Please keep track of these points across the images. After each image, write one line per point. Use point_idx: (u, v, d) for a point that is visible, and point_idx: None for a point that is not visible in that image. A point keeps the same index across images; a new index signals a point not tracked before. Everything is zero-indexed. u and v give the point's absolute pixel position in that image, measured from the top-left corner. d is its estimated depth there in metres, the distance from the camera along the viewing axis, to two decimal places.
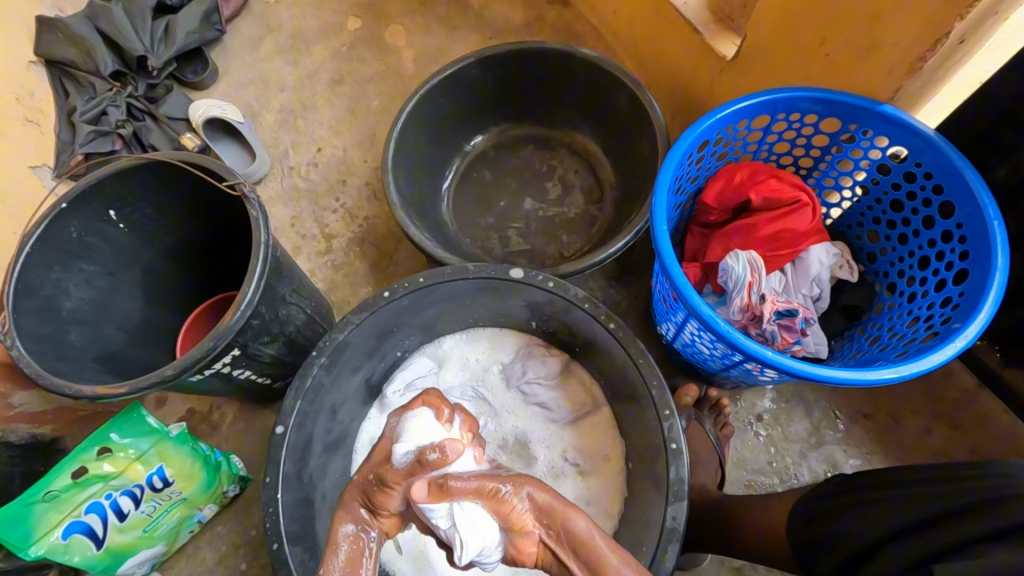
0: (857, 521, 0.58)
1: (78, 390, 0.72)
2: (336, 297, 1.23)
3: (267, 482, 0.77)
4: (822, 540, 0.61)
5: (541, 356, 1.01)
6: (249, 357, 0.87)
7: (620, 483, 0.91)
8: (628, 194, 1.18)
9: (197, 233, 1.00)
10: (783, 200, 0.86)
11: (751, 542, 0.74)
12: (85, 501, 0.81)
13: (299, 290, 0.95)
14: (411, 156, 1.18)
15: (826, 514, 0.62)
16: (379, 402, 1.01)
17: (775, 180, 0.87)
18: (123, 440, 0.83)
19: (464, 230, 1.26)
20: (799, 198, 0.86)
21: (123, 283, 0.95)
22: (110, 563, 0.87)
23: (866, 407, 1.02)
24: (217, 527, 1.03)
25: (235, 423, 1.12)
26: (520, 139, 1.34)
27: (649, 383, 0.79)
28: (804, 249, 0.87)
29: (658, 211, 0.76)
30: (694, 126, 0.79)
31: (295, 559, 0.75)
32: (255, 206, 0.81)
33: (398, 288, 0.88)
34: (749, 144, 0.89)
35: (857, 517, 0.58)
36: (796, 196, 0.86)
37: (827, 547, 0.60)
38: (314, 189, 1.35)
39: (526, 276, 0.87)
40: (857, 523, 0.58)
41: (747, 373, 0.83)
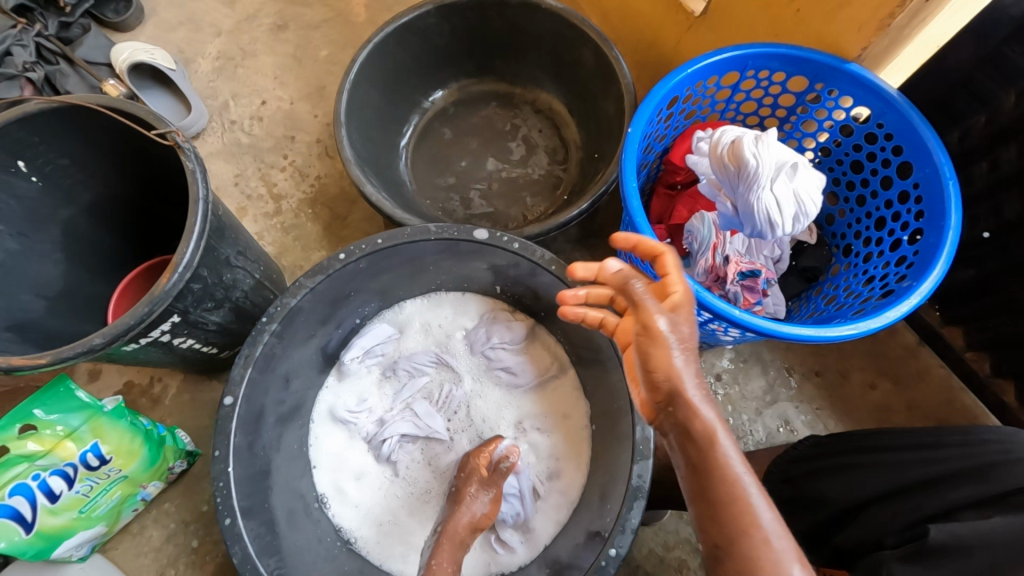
0: (842, 484, 0.63)
1: None
2: (286, 262, 1.16)
3: (216, 455, 0.72)
4: (806, 498, 0.66)
5: (506, 320, 0.98)
6: (191, 325, 0.80)
7: (585, 445, 0.91)
8: (593, 155, 1.15)
9: (124, 189, 0.91)
10: None
11: None
12: (8, 483, 0.74)
13: (245, 252, 0.88)
14: (365, 111, 1.10)
15: (808, 475, 0.67)
16: (337, 370, 0.97)
17: None
18: (50, 416, 0.76)
19: (424, 191, 1.20)
20: None
21: (38, 245, 0.85)
22: (42, 547, 0.80)
23: (816, 364, 1.06)
24: (163, 504, 0.98)
25: (180, 396, 1.05)
26: (481, 96, 1.28)
27: (616, 345, 0.78)
28: None
29: (628, 167, 0.73)
30: (665, 80, 0.76)
31: (250, 533, 0.71)
32: (191, 158, 0.73)
33: (354, 250, 0.82)
34: (717, 103, 0.88)
35: (842, 482, 0.63)
36: None
37: (807, 506, 0.65)
38: (258, 144, 1.25)
39: (491, 237, 0.83)
40: (842, 484, 0.63)
41: (712, 332, 0.84)
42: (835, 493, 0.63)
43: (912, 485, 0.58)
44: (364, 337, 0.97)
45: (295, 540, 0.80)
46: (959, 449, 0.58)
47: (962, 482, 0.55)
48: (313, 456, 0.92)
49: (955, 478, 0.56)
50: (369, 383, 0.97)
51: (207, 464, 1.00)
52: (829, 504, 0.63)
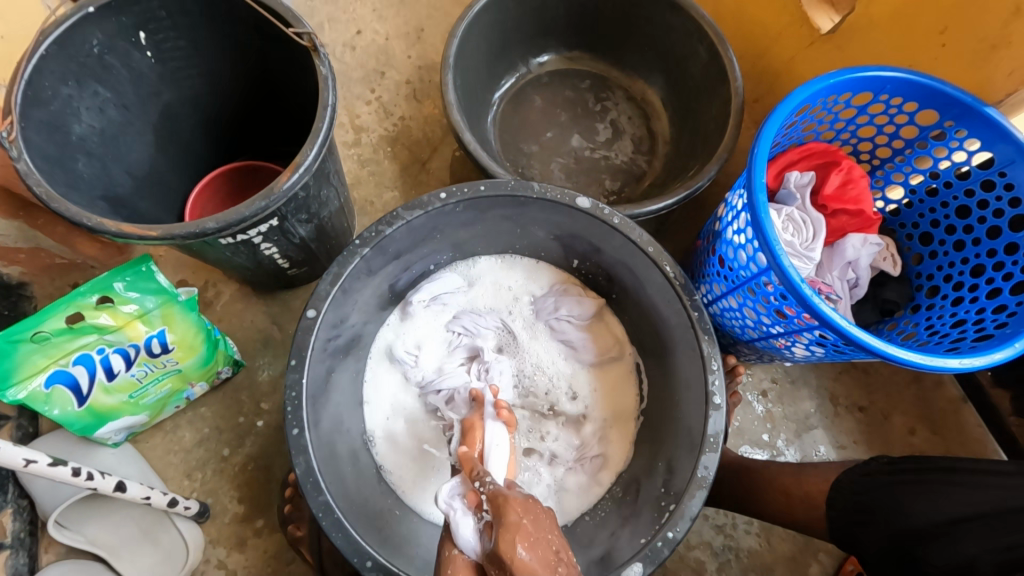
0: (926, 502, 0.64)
1: (98, 223, 0.62)
2: (357, 194, 1.14)
3: (291, 365, 0.72)
4: (878, 510, 0.66)
5: (577, 294, 0.98)
6: (282, 232, 0.79)
7: (633, 424, 0.93)
8: (682, 151, 1.15)
9: (226, 82, 0.89)
10: (854, 200, 0.86)
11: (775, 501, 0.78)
12: (75, 351, 0.73)
13: (339, 173, 0.87)
14: (469, 60, 1.09)
15: (891, 487, 0.67)
16: (400, 310, 0.96)
17: (863, 182, 0.87)
18: (128, 293, 0.74)
19: (506, 153, 1.18)
20: (866, 203, 0.87)
21: (137, 122, 0.83)
22: (89, 423, 0.80)
23: (861, 399, 1.07)
24: (201, 408, 0.97)
25: (232, 304, 1.04)
26: (577, 71, 1.27)
27: (701, 336, 0.77)
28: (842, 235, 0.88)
29: (758, 161, 0.72)
30: (807, 85, 0.75)
31: (313, 447, 0.71)
32: (323, 62, 0.71)
33: (455, 192, 0.81)
34: (837, 121, 0.87)
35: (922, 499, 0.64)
36: (866, 201, 0.87)
37: (883, 518, 0.66)
38: (347, 73, 1.22)
39: (593, 207, 0.83)
40: (923, 501, 0.64)
41: (784, 345, 0.85)
42: (915, 508, 0.64)
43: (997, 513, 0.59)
44: (433, 284, 0.96)
45: (346, 464, 0.80)
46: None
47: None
48: (364, 390, 0.91)
49: None
50: (430, 331, 0.97)
51: (250, 377, 1.00)
52: (908, 519, 0.64)
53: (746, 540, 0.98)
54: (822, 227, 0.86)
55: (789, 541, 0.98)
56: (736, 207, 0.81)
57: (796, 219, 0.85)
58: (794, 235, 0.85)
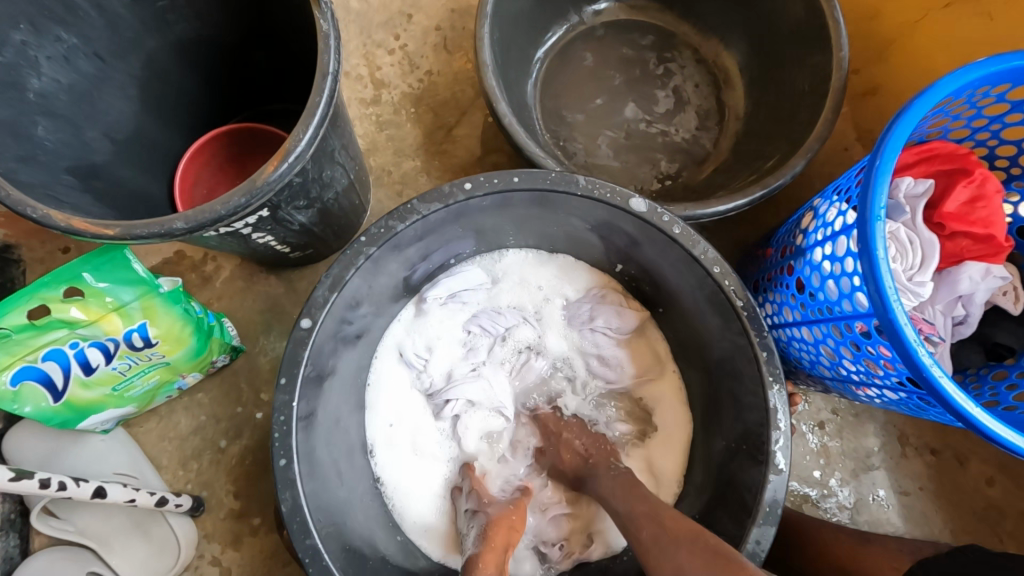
0: None
1: (46, 217, 0.51)
2: (374, 162, 1.00)
3: (281, 383, 0.62)
4: None
5: (616, 303, 0.84)
6: (276, 222, 0.67)
7: (670, 454, 0.81)
8: (756, 132, 0.96)
9: (218, 26, 0.75)
10: (982, 220, 0.69)
11: None
12: (44, 347, 0.64)
13: (347, 148, 0.73)
14: (511, 7, 0.90)
15: None
16: (414, 306, 0.84)
17: (998, 198, 0.69)
18: (99, 284, 0.64)
19: (546, 122, 1.01)
20: (999, 225, 0.69)
21: (113, 74, 0.70)
22: (69, 417, 0.73)
23: (934, 441, 0.93)
24: (197, 394, 0.90)
25: (232, 282, 0.94)
26: (638, 24, 1.06)
27: (769, 384, 0.64)
28: (959, 261, 0.70)
29: (878, 177, 0.55)
30: (956, 73, 0.56)
31: (305, 480, 0.62)
32: (326, 15, 0.56)
33: (481, 183, 0.68)
34: (977, 116, 0.68)
35: None
36: (998, 223, 0.69)
37: None
38: (368, 13, 1.05)
39: (648, 211, 0.68)
40: None
41: (864, 393, 0.71)
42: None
43: None
44: (452, 279, 0.84)
45: (344, 486, 0.71)
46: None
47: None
48: (369, 395, 0.82)
49: None
50: (445, 331, 0.85)
51: (249, 364, 0.91)
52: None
53: None
54: (935, 251, 0.68)
55: None
56: (832, 224, 0.65)
57: (902, 240, 0.68)
58: (898, 261, 0.68)
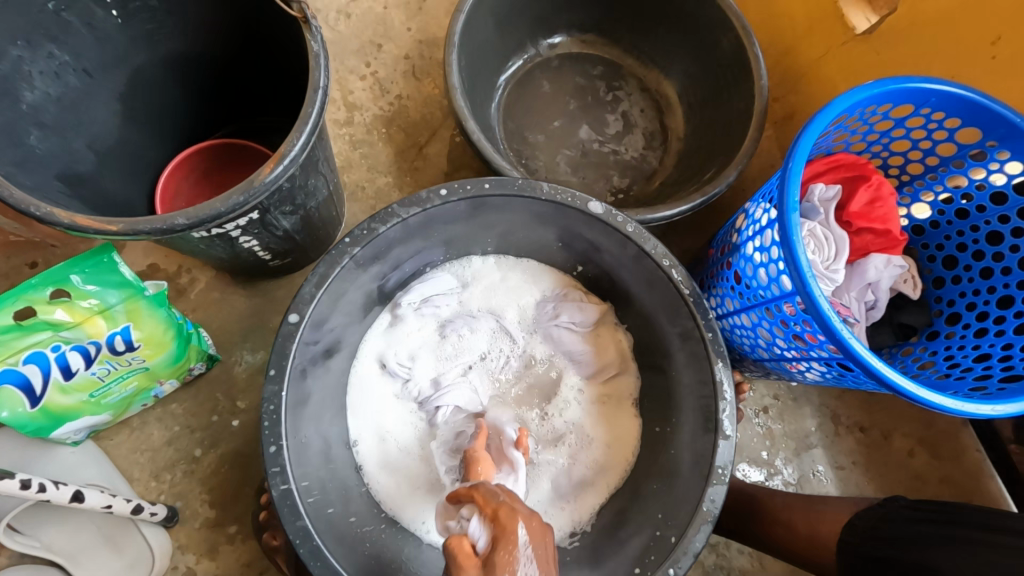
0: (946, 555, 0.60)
1: (50, 214, 0.54)
2: (348, 179, 1.06)
3: (270, 374, 0.66)
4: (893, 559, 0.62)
5: (578, 300, 0.93)
6: (264, 226, 0.71)
7: (633, 436, 0.88)
8: (696, 150, 1.08)
9: (201, 49, 0.80)
10: (879, 219, 0.81)
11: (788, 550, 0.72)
12: (26, 349, 0.65)
13: (328, 160, 0.79)
14: (476, 39, 1.00)
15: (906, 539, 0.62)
16: (389, 312, 0.90)
17: (891, 201, 0.82)
18: (87, 286, 0.66)
19: (510, 141, 1.11)
20: (892, 222, 0.82)
21: (100, 90, 0.74)
22: (44, 424, 0.72)
23: (862, 420, 1.04)
24: (171, 404, 0.90)
25: (208, 293, 0.96)
26: (589, 57, 1.18)
27: (714, 360, 0.73)
28: (864, 254, 0.83)
29: (790, 178, 0.66)
30: (847, 94, 0.69)
31: (292, 466, 0.66)
32: (315, 38, 0.63)
33: (456, 189, 0.75)
34: (871, 132, 0.81)
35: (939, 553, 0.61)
36: (892, 220, 0.82)
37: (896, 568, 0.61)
38: (341, 43, 1.12)
39: (605, 213, 0.77)
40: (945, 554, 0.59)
41: (796, 369, 0.81)
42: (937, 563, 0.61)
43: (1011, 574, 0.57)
44: (425, 284, 0.90)
45: (325, 479, 0.74)
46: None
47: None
48: (349, 396, 0.86)
49: None
50: (419, 336, 0.90)
51: (225, 373, 0.93)
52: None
53: (738, 560, 0.95)
54: (845, 245, 0.81)
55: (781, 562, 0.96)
56: (759, 221, 0.76)
57: (818, 235, 0.80)
58: (816, 253, 0.80)
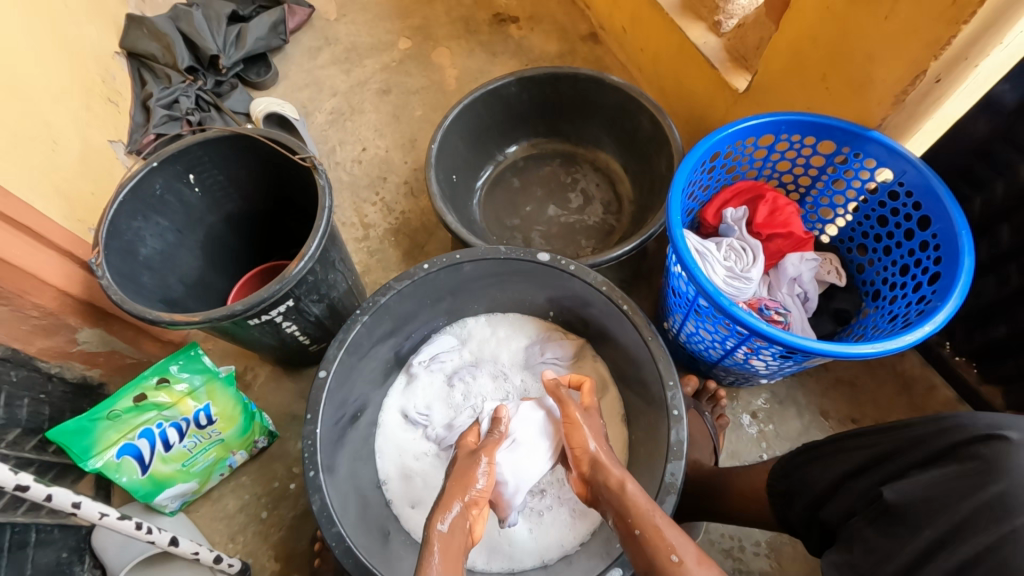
0: (831, 465, 0.64)
1: (157, 316, 0.82)
2: (369, 279, 1.34)
3: (307, 419, 0.86)
4: (800, 485, 0.67)
5: (558, 339, 1.11)
6: (299, 312, 0.97)
7: (622, 449, 1.01)
8: (644, 206, 1.30)
9: (255, 203, 1.13)
10: (786, 226, 0.98)
11: None
12: (139, 426, 0.90)
13: (345, 261, 1.06)
14: (450, 158, 1.31)
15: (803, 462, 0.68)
16: (405, 373, 1.10)
17: (792, 209, 0.99)
18: (181, 373, 0.92)
19: (492, 228, 1.37)
20: (797, 227, 0.98)
21: (188, 242, 1.06)
22: (150, 490, 0.95)
23: (853, 412, 1.10)
24: (242, 476, 1.11)
25: (268, 384, 1.21)
26: (548, 153, 1.47)
27: (656, 355, 0.88)
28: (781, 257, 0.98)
29: (673, 204, 0.86)
30: (709, 137, 0.90)
31: (326, 487, 0.83)
32: (322, 176, 0.93)
33: (436, 262, 0.97)
34: (755, 160, 1.01)
35: (829, 466, 0.64)
36: (797, 225, 0.98)
37: (802, 494, 0.66)
38: (356, 181, 1.47)
39: (552, 260, 0.97)
40: (830, 465, 0.64)
41: (742, 358, 0.92)
42: (817, 476, 0.65)
43: (874, 462, 0.59)
44: (431, 345, 1.11)
45: (358, 508, 0.91)
46: (920, 425, 0.58)
47: (921, 446, 0.55)
48: (377, 445, 1.04)
49: (907, 449, 0.57)
50: (433, 389, 1.09)
51: (283, 446, 1.14)
52: (814, 486, 0.65)
53: (755, 562, 0.99)
54: (760, 251, 0.97)
55: (797, 559, 0.98)
56: None
57: (736, 248, 0.97)
58: (735, 262, 0.96)
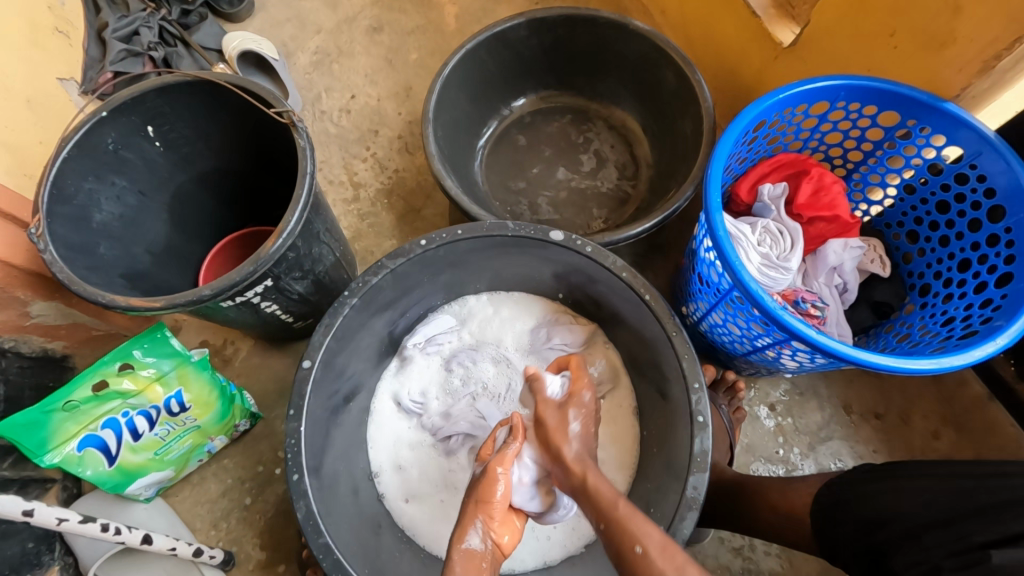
0: (906, 504, 0.59)
1: (111, 299, 0.71)
2: (359, 246, 1.22)
3: (290, 414, 0.77)
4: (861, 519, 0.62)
5: (567, 324, 1.01)
6: (279, 291, 0.85)
7: (634, 445, 0.94)
8: (664, 173, 1.17)
9: (228, 160, 0.99)
10: (830, 206, 0.86)
11: (782, 524, 0.75)
12: (102, 416, 0.81)
13: (331, 231, 0.94)
14: (450, 112, 1.16)
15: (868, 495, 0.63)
16: (399, 356, 1.01)
17: (839, 188, 0.88)
18: (146, 358, 0.82)
19: (495, 192, 1.24)
20: (842, 207, 0.87)
21: (152, 204, 0.93)
22: (120, 481, 0.87)
23: (877, 406, 1.03)
24: (224, 459, 1.03)
25: (250, 360, 1.11)
26: (559, 108, 1.32)
27: (681, 355, 0.79)
28: (821, 242, 0.88)
29: (712, 183, 0.75)
30: (756, 103, 0.77)
31: (313, 492, 0.76)
32: (302, 135, 0.79)
33: (435, 238, 0.86)
34: (801, 130, 0.88)
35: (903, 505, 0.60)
36: (842, 206, 0.87)
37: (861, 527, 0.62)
38: (344, 134, 1.32)
39: (566, 239, 0.86)
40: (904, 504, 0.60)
41: (772, 356, 0.84)
42: (886, 512, 0.61)
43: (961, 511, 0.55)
44: (428, 326, 1.01)
45: (350, 507, 0.84)
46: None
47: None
48: (369, 434, 0.96)
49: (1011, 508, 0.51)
50: (429, 374, 1.01)
51: (268, 428, 1.06)
52: (877, 524, 0.61)
53: (767, 561, 0.94)
54: (800, 236, 0.86)
55: (811, 560, 0.94)
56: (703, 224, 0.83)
57: (772, 231, 0.86)
58: (771, 247, 0.86)
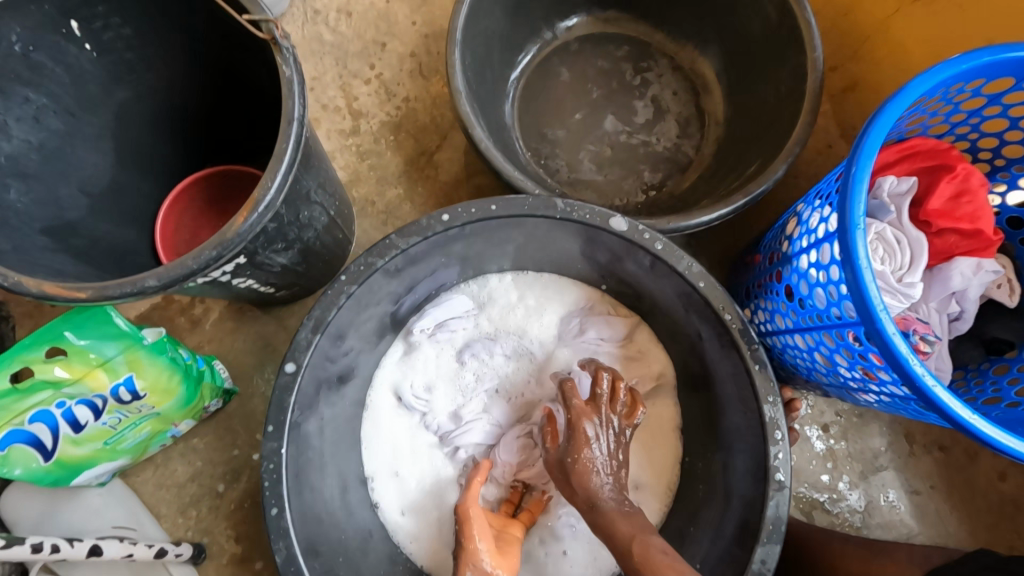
0: None
1: (20, 283, 0.52)
2: (357, 193, 1.00)
3: (268, 431, 0.63)
4: None
5: (607, 319, 0.84)
6: (256, 266, 0.67)
7: (672, 470, 0.80)
8: (738, 136, 0.95)
9: (188, 74, 0.74)
10: (968, 216, 0.68)
11: None
12: (30, 409, 0.65)
13: (325, 185, 0.73)
14: (482, 31, 0.90)
15: None
16: (403, 341, 0.84)
17: (983, 192, 0.68)
18: (80, 341, 0.65)
19: (526, 140, 1.01)
20: (984, 219, 0.68)
21: (85, 131, 0.70)
22: (62, 475, 0.72)
23: (943, 437, 0.91)
24: (192, 439, 0.89)
25: (222, 324, 0.93)
26: (612, 36, 1.06)
27: (765, 399, 0.64)
28: (945, 259, 0.70)
29: (853, 188, 0.54)
30: (928, 74, 0.56)
31: (296, 526, 0.64)
32: (288, 61, 0.56)
33: (459, 213, 0.68)
34: (955, 112, 0.69)
35: None
36: (984, 217, 0.68)
37: None
38: (342, 44, 1.05)
39: (630, 229, 0.68)
40: None
41: (865, 397, 0.68)
42: None
43: None
44: (440, 309, 0.83)
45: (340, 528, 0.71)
46: None
47: None
48: (362, 433, 0.81)
49: None
50: (438, 365, 0.84)
51: (243, 406, 0.91)
52: None
53: None
54: (922, 249, 0.67)
55: None
56: (815, 231, 0.64)
57: (888, 239, 0.67)
58: (886, 262, 0.67)
